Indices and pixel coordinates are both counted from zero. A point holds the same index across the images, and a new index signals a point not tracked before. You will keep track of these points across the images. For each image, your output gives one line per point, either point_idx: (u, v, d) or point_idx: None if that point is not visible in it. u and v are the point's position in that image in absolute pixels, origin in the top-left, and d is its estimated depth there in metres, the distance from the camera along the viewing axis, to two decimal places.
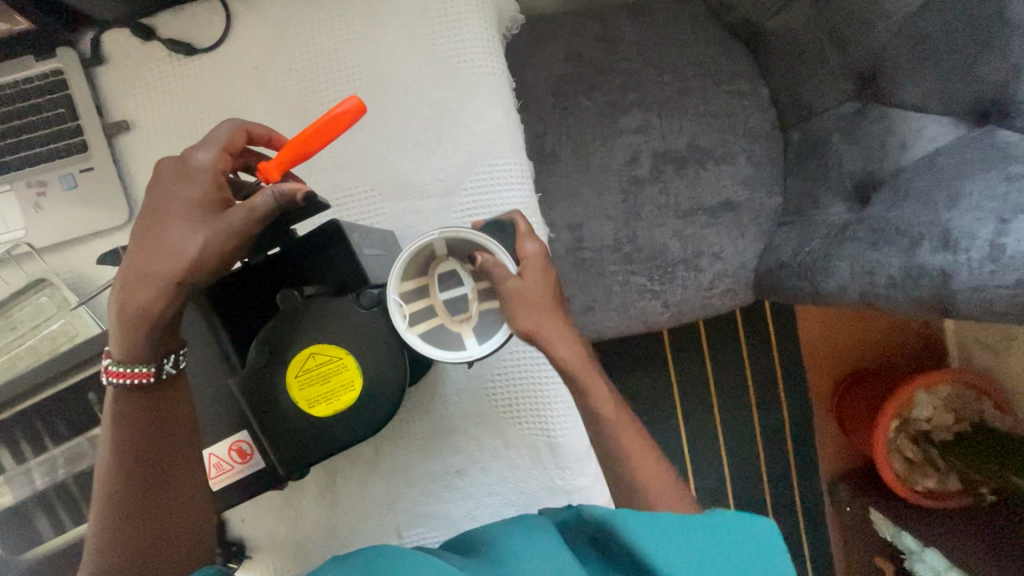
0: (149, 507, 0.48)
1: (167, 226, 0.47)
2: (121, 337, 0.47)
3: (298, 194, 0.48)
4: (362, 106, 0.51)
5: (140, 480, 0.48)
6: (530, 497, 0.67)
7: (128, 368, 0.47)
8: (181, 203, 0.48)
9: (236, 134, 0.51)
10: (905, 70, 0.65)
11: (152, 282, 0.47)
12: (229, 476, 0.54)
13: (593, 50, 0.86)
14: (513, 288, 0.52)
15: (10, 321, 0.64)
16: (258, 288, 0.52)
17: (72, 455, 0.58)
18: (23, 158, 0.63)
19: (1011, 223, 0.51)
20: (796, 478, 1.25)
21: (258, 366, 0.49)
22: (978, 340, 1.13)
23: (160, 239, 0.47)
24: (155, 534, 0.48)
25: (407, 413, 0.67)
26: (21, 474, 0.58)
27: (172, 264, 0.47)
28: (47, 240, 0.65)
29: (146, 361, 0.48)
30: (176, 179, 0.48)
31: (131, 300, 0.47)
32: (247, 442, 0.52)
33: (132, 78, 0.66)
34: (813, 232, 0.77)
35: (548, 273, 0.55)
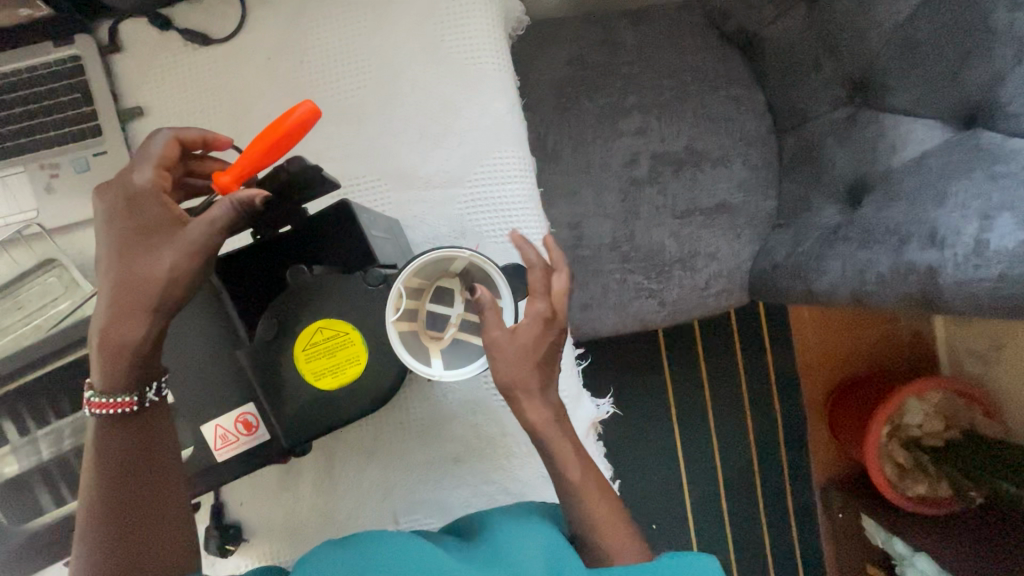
0: (135, 528, 0.46)
1: (135, 255, 0.47)
2: (100, 368, 0.47)
3: (255, 200, 0.45)
4: (318, 110, 0.48)
5: (128, 495, 0.46)
6: (524, 484, 0.68)
7: (109, 400, 0.47)
8: (139, 231, 0.47)
9: (169, 147, 0.49)
10: (895, 77, 0.68)
11: (131, 310, 0.46)
12: (234, 448, 0.53)
13: (594, 53, 0.89)
14: (495, 339, 0.49)
15: (18, 300, 0.65)
16: (266, 264, 0.54)
17: (78, 427, 0.58)
18: (37, 141, 0.65)
19: (995, 220, 0.53)
20: (787, 482, 1.27)
21: (265, 341, 0.51)
22: (969, 349, 1.15)
23: (129, 268, 0.46)
24: (146, 554, 0.45)
25: (405, 400, 0.68)
26: (27, 444, 0.58)
27: (145, 289, 0.46)
28: (59, 221, 0.66)
29: (127, 390, 0.47)
30: (125, 210, 0.47)
31: (110, 333, 0.46)
32: (253, 414, 0.53)
33: (147, 66, 0.67)
34: (807, 233, 0.79)
35: (551, 333, 0.52)
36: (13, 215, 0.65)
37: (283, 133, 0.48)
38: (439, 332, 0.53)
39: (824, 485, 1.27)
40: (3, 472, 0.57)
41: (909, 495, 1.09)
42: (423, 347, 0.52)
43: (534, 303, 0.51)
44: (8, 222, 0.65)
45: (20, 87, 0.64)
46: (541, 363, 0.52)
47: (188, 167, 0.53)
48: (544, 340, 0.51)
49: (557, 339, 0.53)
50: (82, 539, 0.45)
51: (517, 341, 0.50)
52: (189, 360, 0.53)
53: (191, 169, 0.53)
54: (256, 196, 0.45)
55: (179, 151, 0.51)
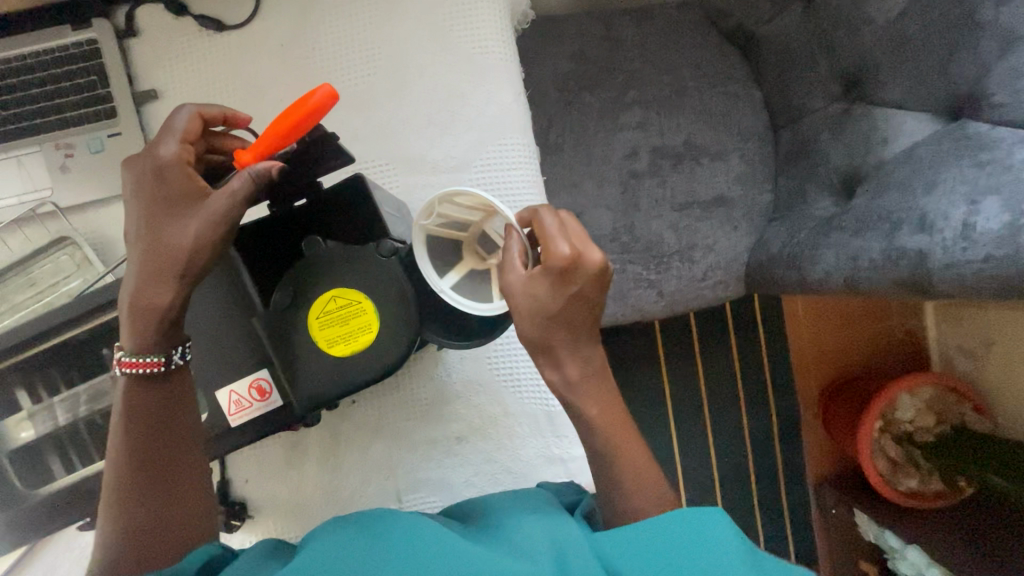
0: (161, 486, 0.49)
1: (164, 224, 0.50)
2: (131, 330, 0.50)
3: (272, 170, 0.49)
4: (335, 94, 0.48)
5: (150, 452, 0.49)
6: (526, 465, 0.69)
7: (140, 359, 0.50)
8: (164, 201, 0.50)
9: (193, 121, 0.52)
10: (887, 71, 0.70)
11: (160, 277, 0.49)
12: (247, 413, 0.55)
13: (596, 49, 0.91)
14: (511, 281, 0.50)
15: (31, 277, 0.66)
16: (284, 235, 0.56)
17: (95, 393, 0.60)
18: (53, 121, 0.66)
19: (981, 204, 0.55)
20: (781, 476, 1.28)
21: (282, 308, 0.53)
22: (960, 346, 1.18)
23: (158, 237, 0.50)
24: (163, 508, 0.48)
25: (410, 380, 0.69)
26: (44, 410, 0.60)
27: (171, 257, 0.49)
28: (73, 200, 0.67)
29: (156, 351, 0.50)
30: (153, 180, 0.50)
31: (142, 297, 0.49)
32: (266, 379, 0.54)
33: (163, 51, 0.69)
34: (802, 224, 0.81)
35: (576, 283, 0.50)
36: (27, 192, 0.67)
37: (300, 116, 0.48)
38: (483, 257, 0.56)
39: (818, 482, 1.29)
40: (19, 438, 0.59)
41: (901, 489, 1.10)
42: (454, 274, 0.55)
43: (555, 250, 0.48)
44: (23, 200, 0.67)
45: (37, 68, 0.65)
46: (566, 315, 0.50)
47: (208, 143, 0.56)
48: (568, 290, 0.50)
49: (587, 291, 0.50)
50: (112, 496, 0.48)
51: (535, 290, 0.50)
52: (205, 328, 0.56)
53: (212, 144, 0.55)
54: (270, 166, 0.49)
55: (201, 126, 0.53)
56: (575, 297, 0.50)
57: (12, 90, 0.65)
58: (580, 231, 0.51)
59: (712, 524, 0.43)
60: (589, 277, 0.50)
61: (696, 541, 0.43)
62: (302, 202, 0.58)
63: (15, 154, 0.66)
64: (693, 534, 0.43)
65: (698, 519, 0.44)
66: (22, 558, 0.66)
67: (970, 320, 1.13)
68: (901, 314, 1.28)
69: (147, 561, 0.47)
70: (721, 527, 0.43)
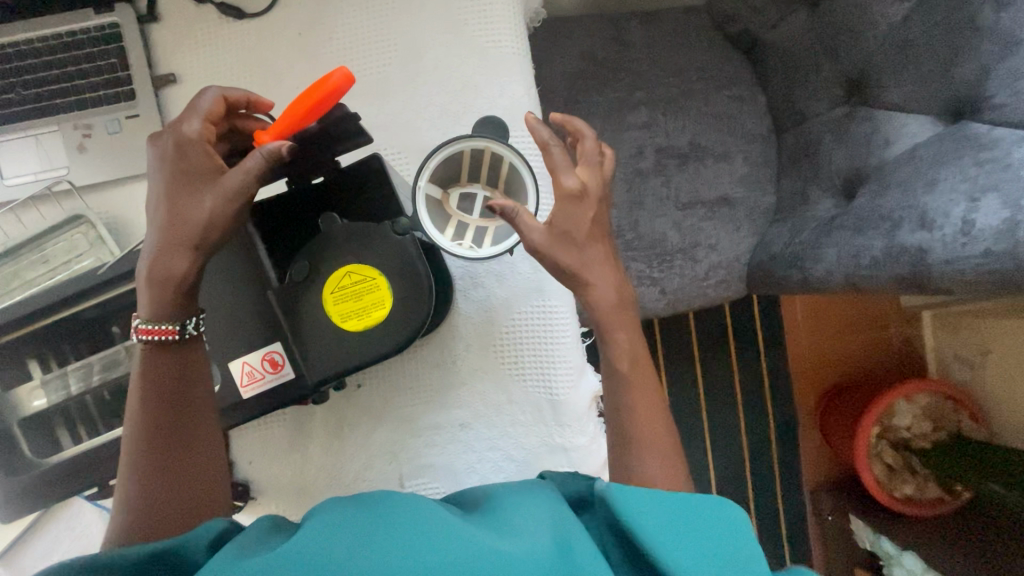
0: (179, 454, 0.51)
1: (183, 198, 0.52)
2: (149, 299, 0.51)
3: (283, 149, 0.50)
4: (351, 77, 0.50)
5: (166, 422, 0.51)
6: (528, 453, 0.69)
7: (155, 326, 0.51)
8: (184, 178, 0.52)
9: (216, 103, 0.53)
10: (889, 75, 0.72)
11: (178, 248, 0.51)
12: (260, 385, 0.56)
13: (605, 50, 0.93)
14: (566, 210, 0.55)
15: (44, 254, 0.67)
16: (301, 210, 0.59)
17: (108, 362, 0.61)
18: (71, 102, 0.67)
19: (980, 201, 0.56)
20: (778, 480, 1.29)
21: (297, 280, 0.55)
22: (956, 355, 1.18)
23: (179, 209, 0.51)
24: (175, 477, 0.51)
25: (416, 366, 0.70)
26: (57, 378, 0.61)
27: (191, 230, 0.51)
28: (89, 180, 0.68)
29: (171, 319, 0.51)
30: (175, 156, 0.52)
31: (159, 265, 0.51)
32: (280, 352, 0.56)
33: (182, 37, 0.70)
34: (804, 224, 0.82)
35: (590, 205, 0.55)
36: (44, 171, 0.68)
37: (317, 98, 0.51)
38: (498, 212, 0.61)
39: (814, 488, 1.29)
40: (32, 406, 0.60)
41: (898, 495, 1.11)
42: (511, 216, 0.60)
43: (563, 179, 0.55)
44: (39, 177, 0.68)
45: (58, 49, 0.67)
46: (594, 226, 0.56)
47: (232, 124, 0.58)
48: (587, 208, 0.55)
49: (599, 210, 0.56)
50: (130, 463, 0.51)
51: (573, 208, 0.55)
52: (218, 302, 0.57)
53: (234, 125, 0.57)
54: (280, 146, 0.50)
55: (225, 109, 0.55)
56: (592, 220, 0.56)
57: (34, 70, 0.67)
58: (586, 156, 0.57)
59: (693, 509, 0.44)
60: (596, 200, 0.56)
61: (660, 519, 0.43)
62: (323, 181, 0.59)
63: (34, 133, 0.67)
64: (648, 515, 0.43)
65: (635, 500, 0.44)
66: (22, 535, 0.66)
67: (967, 328, 1.14)
68: (898, 322, 1.29)
69: (155, 530, 0.49)
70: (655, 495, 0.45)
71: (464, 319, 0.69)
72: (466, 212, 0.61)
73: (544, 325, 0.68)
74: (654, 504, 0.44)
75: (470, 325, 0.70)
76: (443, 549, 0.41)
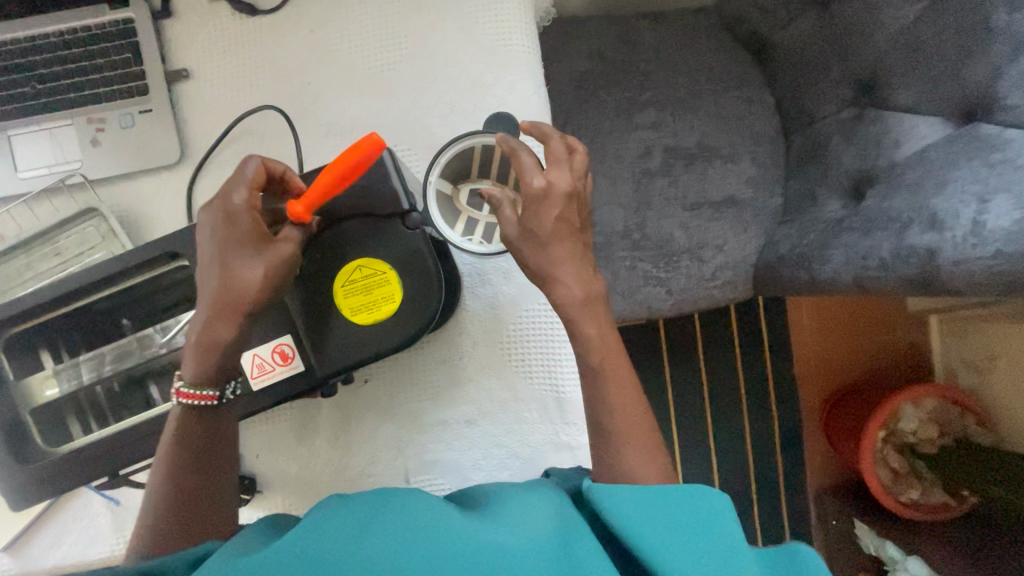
0: (204, 462, 0.54)
1: (233, 265, 0.52)
2: (194, 360, 0.53)
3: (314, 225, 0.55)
4: (380, 141, 0.50)
5: (196, 467, 0.53)
6: (533, 450, 0.69)
7: (197, 391, 0.53)
8: (234, 246, 0.52)
9: (261, 171, 0.52)
10: (899, 77, 0.72)
11: (229, 315, 0.52)
12: (270, 376, 0.57)
13: (614, 50, 0.93)
14: (532, 220, 0.54)
15: (56, 246, 0.67)
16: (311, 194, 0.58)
17: (120, 353, 0.62)
18: (86, 96, 0.68)
19: (990, 203, 0.56)
20: (783, 483, 1.28)
21: (307, 271, 0.57)
22: (964, 360, 1.18)
23: (229, 276, 0.52)
24: (201, 516, 0.52)
25: (423, 362, 0.70)
26: (70, 368, 0.61)
27: (242, 297, 0.52)
28: (102, 173, 0.69)
29: (213, 385, 0.54)
30: (224, 225, 0.52)
31: (208, 331, 0.53)
32: (290, 345, 0.56)
33: (196, 33, 0.71)
34: (812, 226, 0.82)
35: (557, 207, 0.54)
36: (57, 164, 0.69)
37: (343, 170, 0.50)
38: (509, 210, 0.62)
39: (819, 492, 1.29)
40: (44, 395, 0.60)
41: (902, 500, 1.10)
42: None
43: (529, 180, 0.53)
44: (53, 170, 0.69)
45: (74, 44, 0.67)
46: (560, 227, 0.54)
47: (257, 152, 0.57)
48: (552, 211, 0.54)
49: (568, 213, 0.54)
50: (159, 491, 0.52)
51: (536, 214, 0.53)
52: None
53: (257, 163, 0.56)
54: (314, 224, 0.55)
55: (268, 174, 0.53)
56: (560, 224, 0.54)
57: (50, 64, 0.68)
58: (557, 157, 0.55)
59: (673, 503, 0.43)
60: (566, 202, 0.54)
61: (644, 523, 0.42)
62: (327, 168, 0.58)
63: (49, 127, 0.68)
64: (633, 522, 0.42)
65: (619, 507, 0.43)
66: (29, 526, 0.67)
67: (975, 333, 1.13)
68: (905, 327, 1.28)
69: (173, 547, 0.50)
70: (632, 496, 0.44)
71: (471, 316, 0.70)
72: (476, 208, 0.62)
73: (551, 323, 0.68)
74: (638, 507, 0.43)
75: (478, 322, 0.70)
76: (438, 545, 0.41)
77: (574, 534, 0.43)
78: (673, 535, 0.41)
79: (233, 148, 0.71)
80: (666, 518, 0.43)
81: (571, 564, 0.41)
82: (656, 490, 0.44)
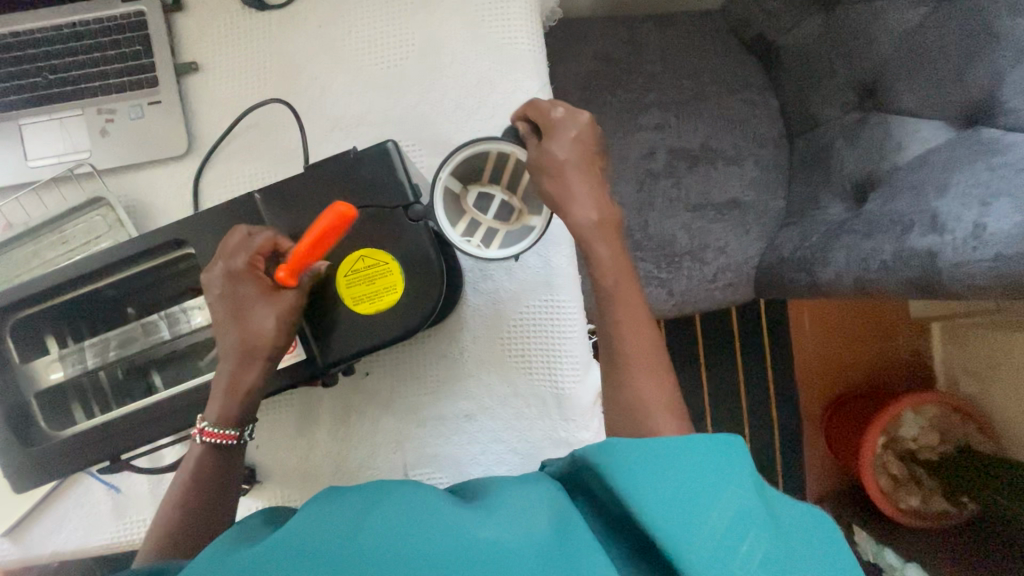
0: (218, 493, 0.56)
1: (249, 316, 0.55)
2: (218, 402, 0.55)
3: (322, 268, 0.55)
4: (347, 211, 0.50)
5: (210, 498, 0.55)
6: (532, 446, 0.69)
7: (219, 431, 0.55)
8: (245, 302, 0.55)
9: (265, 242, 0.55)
10: (903, 81, 0.73)
11: (248, 362, 0.55)
12: (271, 364, 0.58)
13: (619, 51, 0.94)
14: (553, 143, 0.57)
15: (63, 235, 0.68)
16: (314, 185, 0.58)
17: (125, 339, 0.62)
18: (97, 88, 0.69)
19: (992, 206, 0.57)
20: (781, 488, 1.28)
21: None
22: (966, 368, 1.17)
23: (246, 325, 0.55)
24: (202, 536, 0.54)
25: (424, 356, 0.71)
26: (75, 353, 0.62)
27: (258, 343, 0.54)
28: (111, 163, 0.70)
29: (233, 425, 0.55)
30: (233, 287, 0.55)
31: (233, 380, 0.55)
32: (292, 333, 0.57)
33: (206, 27, 0.72)
34: (814, 228, 0.82)
35: (574, 131, 0.58)
36: (67, 153, 0.70)
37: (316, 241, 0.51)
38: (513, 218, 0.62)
39: (819, 498, 1.28)
40: (49, 378, 0.61)
41: (902, 507, 1.10)
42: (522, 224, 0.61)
43: (552, 112, 0.58)
44: (63, 160, 0.70)
45: (86, 36, 0.68)
46: (579, 151, 0.58)
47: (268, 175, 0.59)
48: (569, 134, 0.58)
49: (583, 138, 0.59)
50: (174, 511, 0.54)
51: (555, 138, 0.58)
52: None
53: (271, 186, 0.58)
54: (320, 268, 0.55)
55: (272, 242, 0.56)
56: (578, 147, 0.58)
57: (62, 55, 0.68)
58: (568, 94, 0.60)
59: (676, 457, 0.43)
60: (580, 130, 0.59)
61: (651, 484, 0.42)
62: (331, 161, 0.58)
63: (60, 117, 0.69)
64: (641, 487, 0.42)
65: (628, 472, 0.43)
66: (31, 512, 0.67)
67: (976, 341, 1.12)
68: (907, 333, 1.28)
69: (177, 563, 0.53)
70: (638, 458, 0.43)
71: (472, 311, 0.70)
72: (482, 211, 0.62)
73: (551, 318, 0.68)
74: (643, 469, 0.43)
75: (479, 317, 0.70)
76: (433, 539, 0.41)
77: (572, 527, 0.43)
78: (682, 492, 0.41)
79: (240, 140, 0.71)
80: (671, 475, 0.42)
81: (568, 556, 0.40)
82: (656, 448, 0.44)
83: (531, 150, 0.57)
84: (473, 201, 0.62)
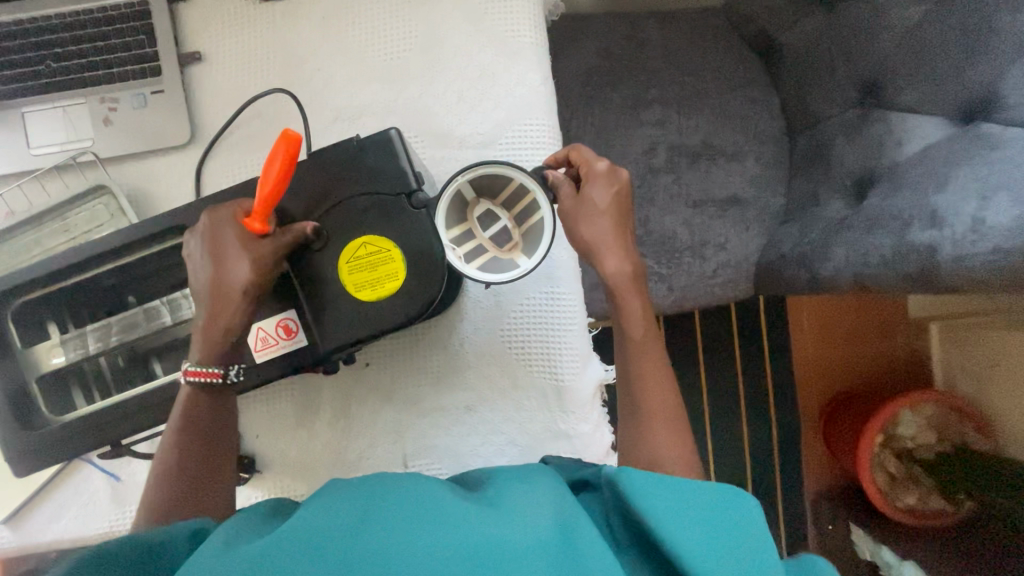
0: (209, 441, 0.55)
1: (223, 264, 0.54)
2: (199, 344, 0.55)
3: (307, 228, 0.56)
4: (294, 136, 0.50)
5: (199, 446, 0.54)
6: (532, 438, 0.69)
7: (204, 369, 0.54)
8: (221, 251, 0.55)
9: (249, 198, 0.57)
10: (904, 77, 0.73)
11: (221, 308, 0.54)
12: (273, 351, 0.58)
13: (621, 47, 0.94)
14: (590, 196, 0.60)
15: (64, 222, 0.68)
16: (317, 171, 0.59)
17: (127, 324, 0.62)
18: (99, 76, 0.69)
19: (991, 200, 0.57)
20: (779, 486, 1.28)
21: (313, 244, 0.57)
22: (964, 368, 1.15)
23: (221, 272, 0.54)
24: (197, 484, 0.54)
25: (425, 347, 0.71)
26: (77, 337, 0.62)
27: (232, 291, 0.54)
28: (113, 152, 0.70)
29: (217, 363, 0.55)
30: (212, 236, 0.55)
31: (209, 324, 0.55)
32: (293, 320, 0.58)
33: (209, 17, 0.72)
34: (814, 224, 0.83)
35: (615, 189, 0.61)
36: (70, 142, 0.70)
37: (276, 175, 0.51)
38: (511, 243, 0.59)
39: (816, 497, 1.28)
40: (51, 362, 0.61)
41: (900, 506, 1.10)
42: (510, 258, 0.58)
43: (595, 163, 0.61)
44: (66, 148, 0.70)
45: (89, 24, 0.69)
46: (615, 207, 0.61)
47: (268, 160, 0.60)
48: (607, 191, 0.60)
49: (620, 195, 0.61)
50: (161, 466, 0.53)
51: (593, 192, 0.60)
52: None
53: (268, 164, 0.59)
54: (307, 226, 0.56)
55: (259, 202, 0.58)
56: (615, 202, 0.61)
57: (65, 43, 0.69)
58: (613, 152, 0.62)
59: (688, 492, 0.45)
60: (619, 188, 0.61)
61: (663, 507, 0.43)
62: (333, 150, 0.59)
63: (62, 105, 0.69)
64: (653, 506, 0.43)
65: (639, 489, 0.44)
66: (29, 500, 0.67)
67: (973, 343, 1.12)
68: (905, 333, 1.28)
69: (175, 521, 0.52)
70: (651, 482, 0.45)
71: (472, 304, 0.70)
72: (484, 229, 0.60)
73: (552, 312, 0.69)
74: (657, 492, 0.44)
75: (480, 311, 0.70)
76: (438, 532, 0.41)
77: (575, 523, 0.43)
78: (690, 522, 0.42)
79: (242, 131, 0.72)
80: (682, 506, 0.43)
81: (572, 553, 0.40)
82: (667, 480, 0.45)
83: (567, 195, 0.60)
84: (479, 212, 0.60)
